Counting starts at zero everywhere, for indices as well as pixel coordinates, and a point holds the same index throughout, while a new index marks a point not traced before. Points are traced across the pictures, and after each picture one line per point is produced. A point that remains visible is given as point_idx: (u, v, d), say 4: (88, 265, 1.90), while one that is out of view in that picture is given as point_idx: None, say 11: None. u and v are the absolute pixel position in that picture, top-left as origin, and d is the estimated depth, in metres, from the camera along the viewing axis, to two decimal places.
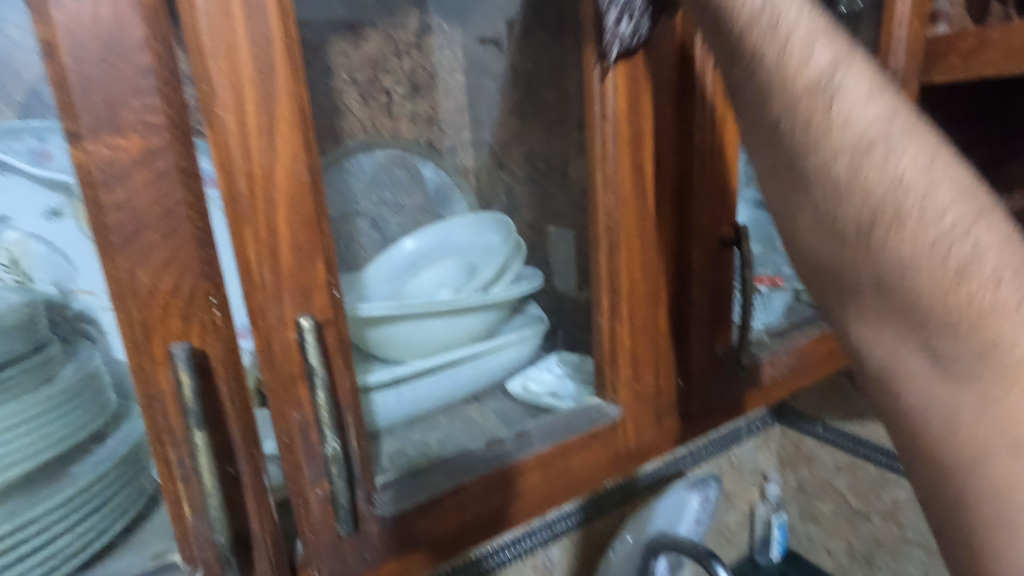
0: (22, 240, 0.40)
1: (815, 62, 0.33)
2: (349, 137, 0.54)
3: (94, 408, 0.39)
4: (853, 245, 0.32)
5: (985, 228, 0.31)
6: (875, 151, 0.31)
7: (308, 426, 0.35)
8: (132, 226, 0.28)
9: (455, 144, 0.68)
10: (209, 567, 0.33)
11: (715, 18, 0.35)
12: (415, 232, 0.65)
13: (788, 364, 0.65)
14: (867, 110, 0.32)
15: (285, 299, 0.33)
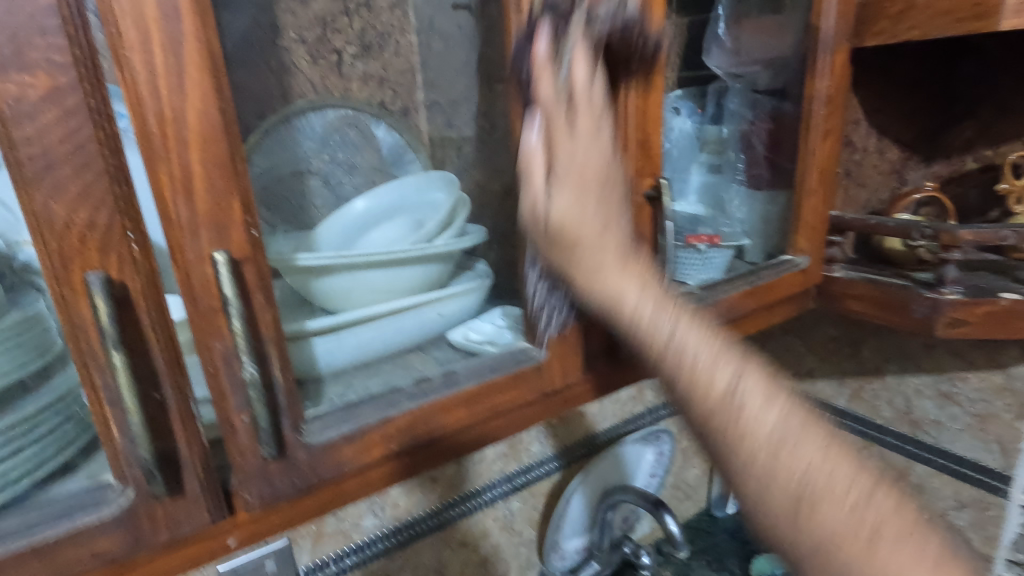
0: None
1: (717, 384, 0.38)
2: (299, 96, 0.62)
3: (36, 351, 0.38)
4: (777, 524, 0.36)
5: (884, 501, 0.35)
6: (781, 449, 0.36)
7: (231, 356, 0.38)
8: (43, 161, 0.30)
9: (407, 104, 0.70)
10: (137, 483, 0.36)
11: (637, 345, 0.41)
12: (366, 193, 0.68)
13: (717, 314, 0.68)
14: (766, 407, 0.37)
15: (202, 235, 0.35)
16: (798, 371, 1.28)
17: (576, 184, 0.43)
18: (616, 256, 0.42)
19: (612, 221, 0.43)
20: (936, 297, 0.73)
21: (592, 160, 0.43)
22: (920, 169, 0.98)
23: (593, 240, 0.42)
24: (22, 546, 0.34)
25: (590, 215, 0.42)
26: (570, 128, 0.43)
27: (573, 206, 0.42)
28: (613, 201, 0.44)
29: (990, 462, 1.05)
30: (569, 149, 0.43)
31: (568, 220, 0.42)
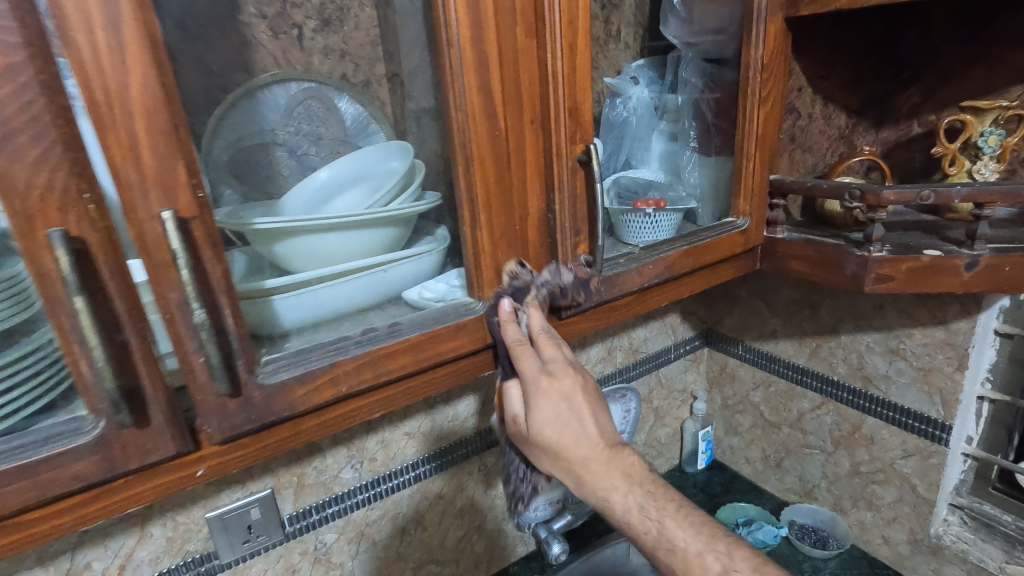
0: None
1: (710, 567, 0.58)
2: (262, 72, 0.68)
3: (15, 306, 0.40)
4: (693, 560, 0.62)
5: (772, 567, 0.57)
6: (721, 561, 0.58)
7: (185, 304, 0.43)
8: (3, 129, 0.35)
9: (368, 77, 0.76)
10: (106, 415, 0.42)
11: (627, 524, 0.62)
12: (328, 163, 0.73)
13: (657, 273, 0.74)
14: (710, 554, 0.59)
15: (152, 196, 0.40)
16: (762, 333, 1.39)
17: (558, 411, 0.62)
18: (597, 457, 0.63)
19: (582, 425, 0.63)
20: (864, 255, 0.78)
21: (565, 387, 0.62)
22: (871, 134, 1.03)
23: (575, 454, 0.63)
24: (9, 467, 0.40)
25: (567, 427, 0.62)
26: (537, 361, 0.60)
27: (550, 413, 0.62)
28: (591, 415, 0.63)
29: (933, 413, 1.11)
30: (534, 372, 0.60)
31: (553, 437, 0.63)
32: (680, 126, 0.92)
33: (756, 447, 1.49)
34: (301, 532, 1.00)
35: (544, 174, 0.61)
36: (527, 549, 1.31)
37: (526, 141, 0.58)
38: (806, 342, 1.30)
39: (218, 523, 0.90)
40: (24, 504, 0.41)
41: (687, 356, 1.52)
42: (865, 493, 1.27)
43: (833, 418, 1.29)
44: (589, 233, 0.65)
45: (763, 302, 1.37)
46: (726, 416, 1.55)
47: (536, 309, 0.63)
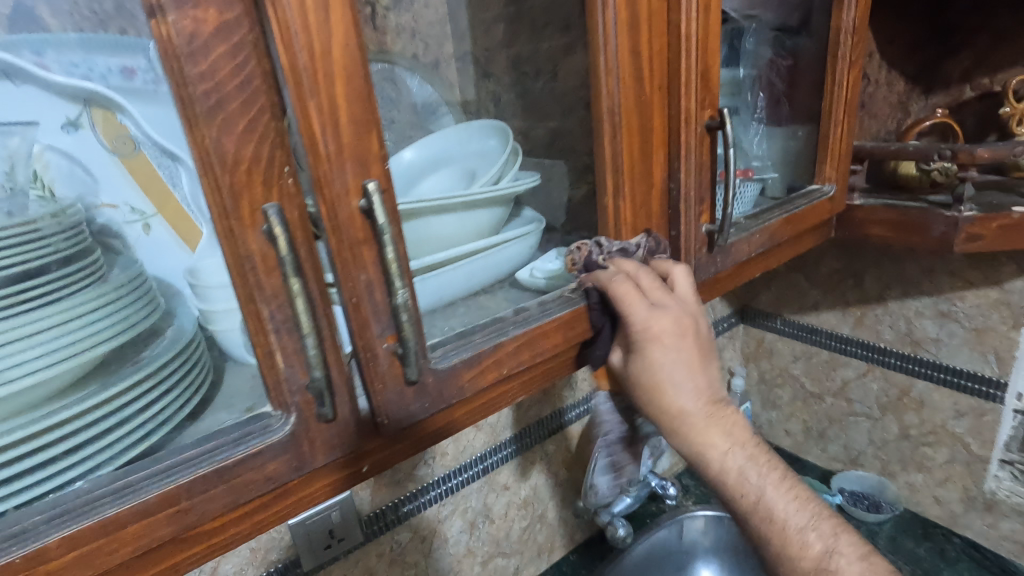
0: (41, 152, 0.46)
1: (811, 545, 0.52)
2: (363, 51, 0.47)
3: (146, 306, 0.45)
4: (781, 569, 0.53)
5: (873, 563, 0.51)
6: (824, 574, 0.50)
7: (373, 286, 0.40)
8: (215, 96, 0.31)
9: (436, 56, 0.68)
10: (301, 408, 0.39)
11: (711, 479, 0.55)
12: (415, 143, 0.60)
13: (762, 242, 0.73)
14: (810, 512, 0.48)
15: (347, 168, 0.37)
16: (802, 306, 1.29)
17: (668, 358, 0.55)
18: (704, 417, 0.55)
19: (692, 380, 0.55)
20: (956, 215, 0.78)
21: (674, 328, 0.54)
22: (920, 101, 1.03)
23: (670, 403, 0.55)
24: (208, 471, 0.37)
25: (674, 381, 0.55)
26: (642, 302, 0.54)
27: (669, 356, 0.55)
28: (699, 360, 0.56)
29: (987, 371, 1.05)
30: (642, 316, 0.53)
31: (658, 383, 0.55)
32: (742, 100, 0.77)
33: (797, 419, 1.37)
34: (378, 532, 0.85)
35: (669, 143, 0.59)
36: (586, 535, 1.16)
37: (655, 108, 0.57)
38: (849, 312, 1.21)
39: (302, 535, 0.76)
40: (221, 511, 0.38)
41: (725, 332, 1.39)
42: (915, 456, 1.19)
43: (880, 385, 1.20)
44: (710, 203, 0.64)
45: (803, 276, 1.27)
46: (763, 391, 1.43)
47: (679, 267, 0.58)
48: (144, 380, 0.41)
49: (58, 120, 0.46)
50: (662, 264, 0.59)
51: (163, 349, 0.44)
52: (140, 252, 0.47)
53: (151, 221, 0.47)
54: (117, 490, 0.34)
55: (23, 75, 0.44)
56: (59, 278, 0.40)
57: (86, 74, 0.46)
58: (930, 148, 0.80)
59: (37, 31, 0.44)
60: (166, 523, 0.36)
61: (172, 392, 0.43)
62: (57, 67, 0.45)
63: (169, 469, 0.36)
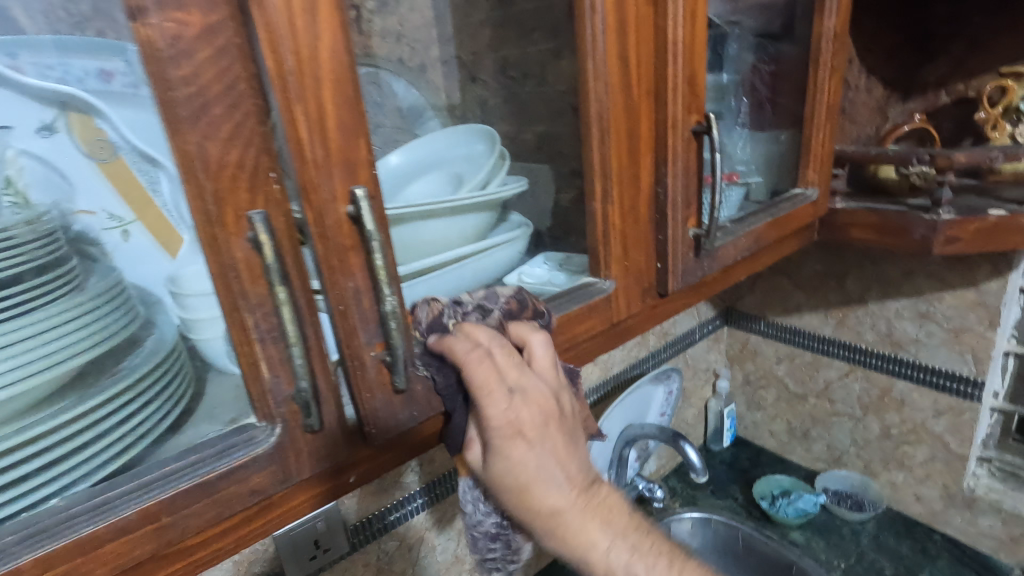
0: (16, 157, 0.43)
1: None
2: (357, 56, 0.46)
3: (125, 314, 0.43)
4: None
5: None
6: None
7: (361, 293, 0.39)
8: (198, 101, 0.31)
9: (423, 61, 0.68)
10: (287, 418, 0.38)
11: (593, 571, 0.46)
12: (398, 147, 0.58)
13: (748, 246, 0.74)
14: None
15: (335, 173, 0.36)
16: (785, 308, 1.30)
17: (532, 456, 0.43)
18: (576, 506, 0.45)
19: (560, 470, 0.44)
20: (934, 218, 0.80)
21: (537, 416, 0.43)
22: (898, 107, 1.04)
23: (539, 504, 0.44)
24: (191, 485, 0.35)
25: (544, 476, 0.43)
26: (504, 387, 0.42)
27: (533, 454, 0.43)
28: (570, 447, 0.45)
29: (964, 370, 1.07)
30: (499, 412, 0.42)
31: (530, 482, 0.43)
32: (724, 105, 0.78)
33: (781, 420, 1.38)
34: (365, 541, 0.83)
35: (657, 148, 0.60)
36: None
37: (642, 113, 0.57)
38: (832, 313, 1.23)
39: (286, 547, 0.73)
40: (204, 526, 0.37)
41: (709, 335, 1.39)
42: (896, 455, 1.21)
43: (862, 385, 1.22)
44: (697, 207, 0.64)
45: (786, 278, 1.28)
46: (748, 393, 1.43)
47: (538, 337, 0.47)
48: (123, 392, 0.40)
49: (33, 123, 0.44)
50: (518, 330, 0.48)
51: (142, 359, 0.43)
52: (119, 260, 0.46)
53: (130, 227, 0.46)
54: (95, 507, 0.33)
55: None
56: (31, 287, 0.39)
57: (60, 77, 0.45)
58: (910, 152, 0.82)
59: (12, 33, 0.42)
60: (146, 540, 0.35)
61: (153, 403, 0.42)
62: (31, 69, 0.44)
63: (150, 484, 0.35)
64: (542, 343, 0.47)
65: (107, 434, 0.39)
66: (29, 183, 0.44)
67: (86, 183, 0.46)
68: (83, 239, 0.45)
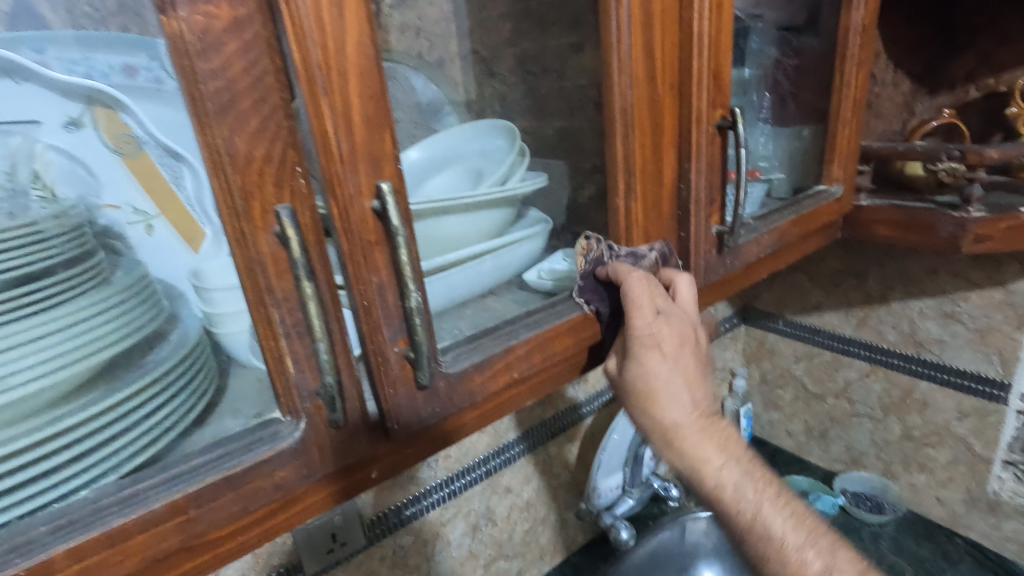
0: (43, 151, 0.44)
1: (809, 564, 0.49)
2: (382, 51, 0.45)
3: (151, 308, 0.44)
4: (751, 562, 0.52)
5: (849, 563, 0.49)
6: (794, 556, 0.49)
7: (385, 289, 0.39)
8: (226, 95, 0.31)
9: (442, 55, 0.67)
10: (310, 414, 0.38)
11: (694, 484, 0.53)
12: (417, 142, 0.57)
13: (770, 243, 0.72)
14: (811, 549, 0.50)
15: (360, 168, 0.36)
16: (804, 307, 1.28)
17: (661, 366, 0.52)
18: (698, 427, 0.52)
19: (684, 391, 0.52)
20: (964, 216, 0.78)
21: (675, 338, 0.53)
22: (925, 102, 1.02)
23: (662, 395, 0.52)
24: (217, 479, 0.36)
25: (670, 392, 0.52)
26: (648, 312, 0.52)
27: (665, 366, 0.52)
28: (698, 378, 0.53)
29: (991, 372, 1.05)
30: (644, 324, 0.52)
31: (662, 392, 0.52)
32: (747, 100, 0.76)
33: (799, 420, 1.36)
34: (381, 535, 0.83)
35: (680, 143, 0.59)
36: (587, 536, 1.15)
37: (666, 108, 0.56)
38: (852, 312, 1.20)
39: (303, 538, 0.74)
40: (229, 519, 0.37)
41: (726, 333, 1.37)
42: (917, 457, 1.19)
43: (883, 385, 1.20)
44: (720, 203, 0.63)
45: (805, 276, 1.26)
46: (765, 392, 1.41)
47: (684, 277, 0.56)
48: (149, 386, 0.40)
49: (60, 118, 0.45)
50: (669, 273, 0.58)
51: (168, 353, 0.43)
52: (144, 254, 0.46)
53: (154, 222, 0.47)
54: (123, 499, 0.34)
55: (25, 72, 0.43)
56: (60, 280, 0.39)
57: (87, 73, 0.45)
58: (939, 148, 0.80)
59: (39, 29, 0.44)
60: (174, 533, 0.35)
61: (178, 397, 0.42)
62: (58, 64, 0.44)
63: (178, 477, 0.35)
64: (686, 283, 0.56)
65: (134, 427, 0.39)
66: (56, 176, 0.44)
67: (110, 177, 0.46)
68: (108, 233, 0.45)
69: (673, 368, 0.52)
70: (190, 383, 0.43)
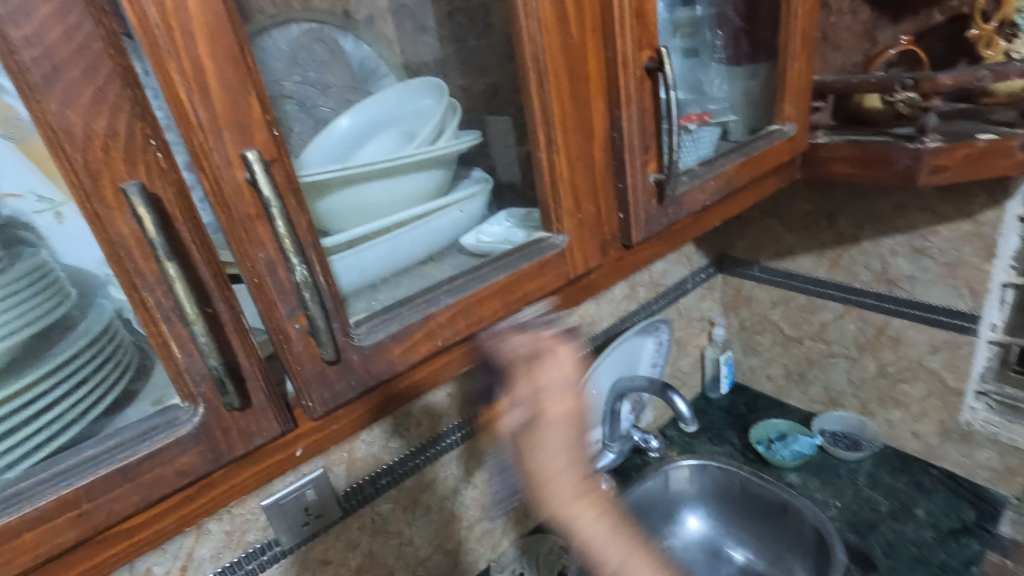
0: None
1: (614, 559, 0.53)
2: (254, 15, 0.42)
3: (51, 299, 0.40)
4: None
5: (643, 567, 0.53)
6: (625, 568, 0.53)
7: (274, 264, 0.37)
8: (48, 64, 0.28)
9: (370, 12, 0.63)
10: (208, 398, 0.37)
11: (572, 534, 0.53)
12: (348, 110, 0.61)
13: (718, 189, 0.70)
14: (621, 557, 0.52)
15: (225, 137, 0.34)
16: (778, 252, 1.26)
17: (551, 424, 0.49)
18: (567, 481, 0.50)
19: (560, 447, 0.49)
20: (918, 146, 0.76)
21: (565, 405, 0.48)
22: (888, 30, 0.95)
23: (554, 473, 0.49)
24: (110, 471, 0.35)
25: (554, 446, 0.49)
26: (549, 381, 0.49)
27: (549, 388, 0.48)
28: (569, 441, 0.49)
29: (960, 305, 1.04)
30: (553, 387, 0.48)
31: (544, 447, 0.49)
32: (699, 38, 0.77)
33: (778, 364, 1.36)
34: (357, 506, 0.77)
35: (608, 89, 0.56)
36: None
37: (589, 52, 0.53)
38: (824, 254, 1.19)
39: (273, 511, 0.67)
40: (131, 510, 0.36)
41: (703, 284, 1.35)
42: (892, 393, 1.19)
43: (857, 325, 1.19)
44: (657, 150, 0.61)
45: (778, 220, 1.24)
46: (744, 339, 1.41)
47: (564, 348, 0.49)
48: (45, 382, 0.38)
49: None
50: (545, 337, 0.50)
51: (63, 345, 0.39)
52: (58, 245, 0.41)
53: (61, 209, 0.39)
54: (6, 499, 0.33)
55: None
56: None
57: None
58: (892, 78, 0.77)
59: None
60: (68, 528, 0.34)
61: (76, 393, 0.39)
62: None
63: (65, 472, 0.34)
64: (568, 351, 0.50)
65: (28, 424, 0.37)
66: None
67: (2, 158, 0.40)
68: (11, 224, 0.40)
69: (555, 388, 0.48)
70: (92, 376, 0.40)
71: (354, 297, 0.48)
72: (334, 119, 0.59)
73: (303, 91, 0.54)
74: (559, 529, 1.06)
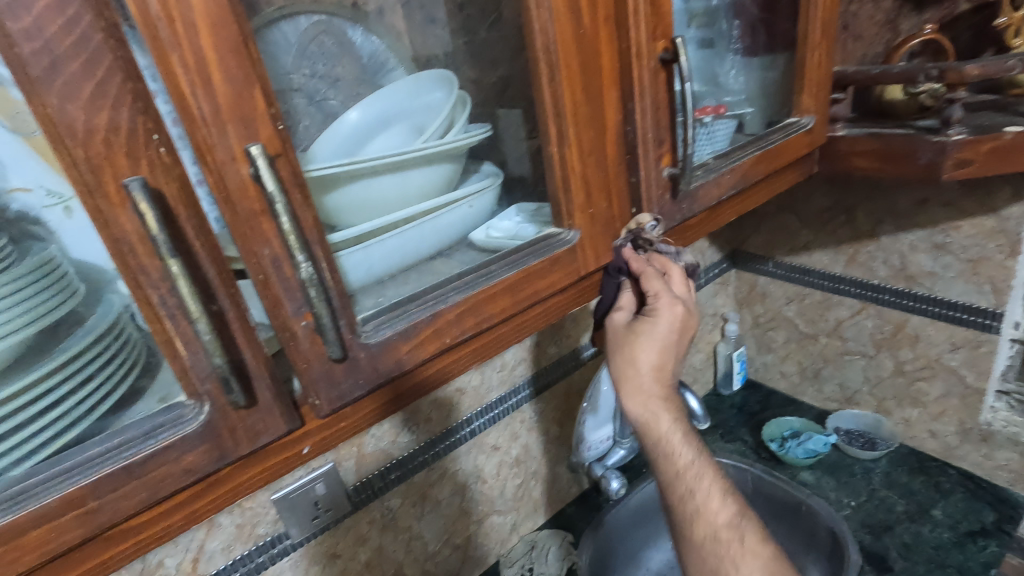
0: None
1: (714, 513, 0.56)
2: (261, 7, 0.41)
3: (58, 296, 0.39)
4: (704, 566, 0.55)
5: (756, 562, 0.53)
6: (719, 538, 0.55)
7: (279, 261, 0.37)
8: (48, 57, 0.27)
9: (380, 4, 0.62)
10: (213, 396, 0.37)
11: (664, 459, 0.59)
12: (358, 103, 0.61)
13: (733, 183, 0.69)
14: (720, 512, 0.56)
15: (229, 132, 0.33)
16: (793, 247, 1.23)
17: (653, 347, 0.59)
18: (649, 374, 0.59)
19: (655, 348, 0.59)
20: (944, 139, 0.73)
21: (670, 327, 0.58)
22: (912, 19, 0.92)
23: (632, 372, 0.59)
24: (116, 469, 0.34)
25: (648, 349, 0.59)
26: (666, 290, 0.60)
27: (664, 303, 0.59)
28: (667, 347, 0.59)
29: (982, 302, 1.01)
30: (662, 322, 0.58)
31: (631, 355, 0.59)
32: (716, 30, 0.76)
33: (792, 361, 1.34)
34: (367, 500, 0.76)
35: (622, 81, 0.55)
36: (581, 487, 1.12)
37: (602, 43, 0.52)
38: (841, 250, 1.16)
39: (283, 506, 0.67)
40: (138, 508, 0.36)
41: (716, 279, 1.34)
42: (910, 391, 1.17)
43: (874, 322, 1.17)
44: (671, 144, 0.59)
45: (794, 215, 1.22)
46: (758, 335, 1.39)
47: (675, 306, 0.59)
48: (53, 378, 0.37)
49: None
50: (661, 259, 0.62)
51: (71, 342, 0.39)
52: (67, 240, 0.40)
53: (69, 204, 0.37)
54: (12, 497, 0.32)
55: None
56: None
57: None
58: (916, 68, 0.74)
59: None
60: (75, 525, 0.34)
61: (83, 389, 0.38)
62: None
63: (72, 470, 0.34)
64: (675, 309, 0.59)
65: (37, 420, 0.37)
66: None
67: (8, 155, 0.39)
68: (21, 222, 0.40)
69: (665, 319, 0.58)
70: (99, 372, 0.40)
71: (363, 293, 0.47)
72: (343, 113, 0.60)
73: (311, 84, 0.53)
74: (569, 525, 1.06)
